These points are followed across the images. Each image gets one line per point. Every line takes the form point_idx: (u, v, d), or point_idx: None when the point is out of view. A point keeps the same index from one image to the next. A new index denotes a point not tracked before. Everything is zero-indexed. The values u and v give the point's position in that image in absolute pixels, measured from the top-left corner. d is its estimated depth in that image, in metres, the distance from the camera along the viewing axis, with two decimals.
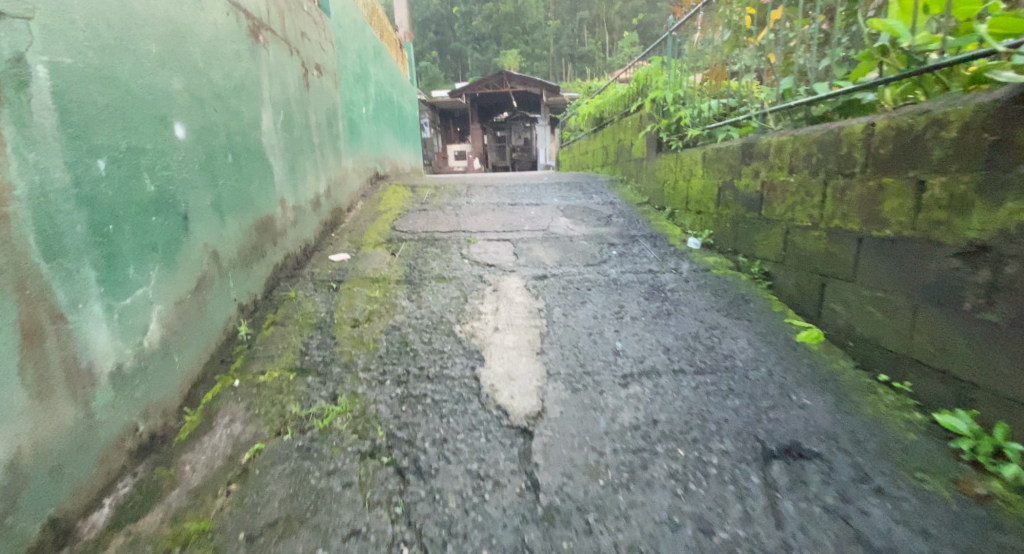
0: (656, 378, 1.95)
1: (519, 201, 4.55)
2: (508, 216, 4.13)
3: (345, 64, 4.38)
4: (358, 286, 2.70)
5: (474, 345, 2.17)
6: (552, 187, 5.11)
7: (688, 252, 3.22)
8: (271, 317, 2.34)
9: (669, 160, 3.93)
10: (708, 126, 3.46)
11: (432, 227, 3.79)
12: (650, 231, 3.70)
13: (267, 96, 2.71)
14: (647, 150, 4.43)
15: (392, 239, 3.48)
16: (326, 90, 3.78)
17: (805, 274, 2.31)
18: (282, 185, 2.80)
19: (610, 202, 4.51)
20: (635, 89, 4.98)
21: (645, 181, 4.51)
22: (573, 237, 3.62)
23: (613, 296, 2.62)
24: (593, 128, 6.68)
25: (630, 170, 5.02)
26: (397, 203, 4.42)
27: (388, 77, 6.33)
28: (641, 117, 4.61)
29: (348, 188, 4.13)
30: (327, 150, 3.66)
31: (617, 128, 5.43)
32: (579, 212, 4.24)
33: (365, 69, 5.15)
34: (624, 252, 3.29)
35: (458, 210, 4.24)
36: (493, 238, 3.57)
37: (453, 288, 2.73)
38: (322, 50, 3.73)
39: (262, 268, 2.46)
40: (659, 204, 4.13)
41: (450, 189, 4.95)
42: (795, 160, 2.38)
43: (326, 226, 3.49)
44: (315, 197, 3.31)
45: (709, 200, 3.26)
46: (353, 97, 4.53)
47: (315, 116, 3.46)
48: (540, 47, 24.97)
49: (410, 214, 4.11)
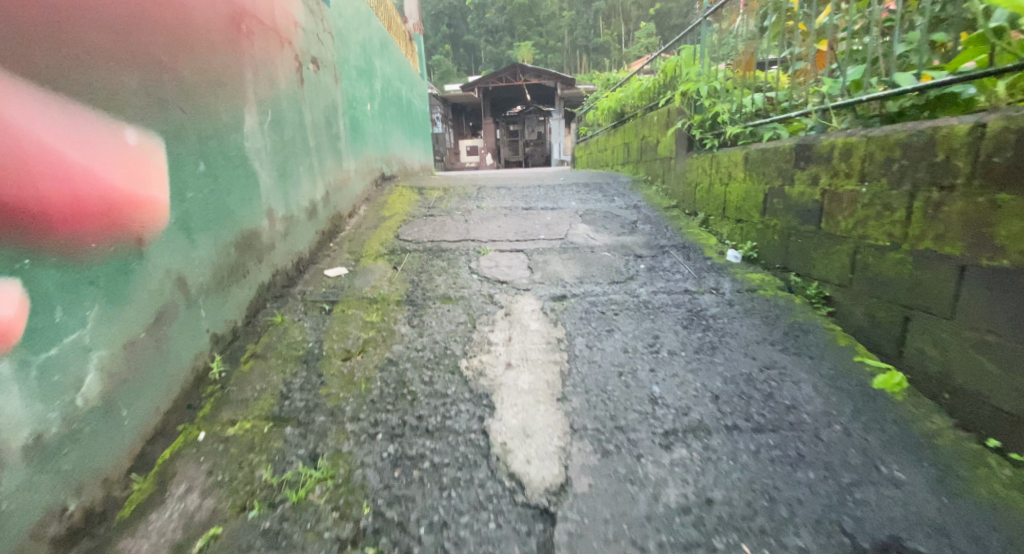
0: (705, 437, 1.59)
1: (534, 205, 4.19)
2: (523, 222, 3.79)
3: (347, 58, 4.06)
4: (354, 308, 2.37)
5: (483, 387, 1.82)
6: (570, 189, 4.75)
7: (727, 267, 2.84)
8: (251, 348, 2.01)
9: (703, 161, 3.53)
10: (750, 123, 3.06)
11: (439, 236, 3.47)
12: (682, 241, 3.31)
13: (252, 93, 2.40)
14: (676, 149, 4.04)
15: (395, 251, 3.18)
16: (325, 86, 3.47)
17: (881, 303, 1.94)
18: (271, 195, 2.49)
19: (634, 205, 4.14)
20: (661, 82, 4.57)
21: (673, 182, 4.12)
22: (594, 247, 3.26)
23: (646, 322, 2.25)
24: (613, 124, 6.28)
25: (655, 170, 4.62)
26: (403, 207, 4.10)
27: (395, 71, 6.00)
28: (669, 112, 4.21)
29: (349, 192, 3.82)
30: (325, 152, 3.34)
31: (641, 124, 5.04)
32: (601, 218, 3.87)
33: (370, 63, 4.82)
34: (653, 266, 2.92)
35: (468, 216, 3.90)
36: (506, 249, 3.24)
37: (459, 311, 2.39)
38: (319, 42, 3.42)
39: (243, 292, 2.15)
40: (691, 209, 3.74)
41: (460, 191, 4.62)
42: (869, 168, 1.99)
43: (323, 237, 3.18)
44: (311, 205, 3.00)
45: (752, 208, 2.88)
46: (356, 93, 4.21)
47: (312, 115, 3.15)
48: (555, 40, 24.46)
49: (416, 220, 3.78)
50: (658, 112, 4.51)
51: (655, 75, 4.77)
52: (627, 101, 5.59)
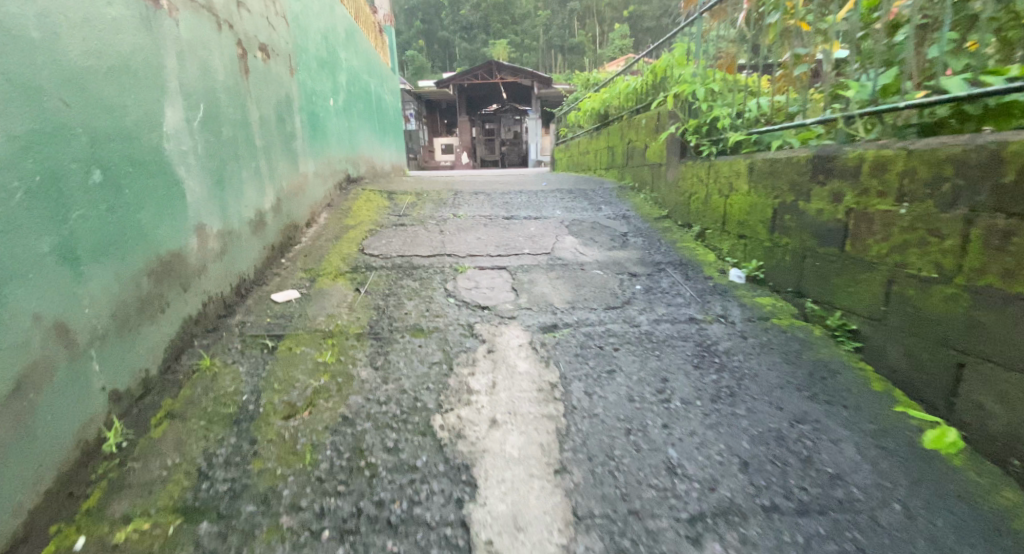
0: (740, 524, 1.29)
1: (515, 213, 3.86)
2: (504, 233, 3.44)
3: (306, 49, 3.65)
4: (303, 346, 2.02)
5: (461, 455, 1.47)
6: (553, 196, 4.42)
7: (732, 289, 2.55)
8: (167, 407, 1.68)
9: (699, 169, 3.24)
10: (754, 129, 2.78)
11: (410, 250, 3.08)
12: (679, 257, 3.01)
13: (173, 85, 2.03)
14: (667, 155, 3.75)
15: (359, 268, 2.80)
16: (278, 79, 3.07)
17: (924, 344, 1.66)
18: (200, 207, 2.13)
19: (622, 215, 3.84)
20: (648, 83, 4.29)
21: (664, 191, 3.83)
22: (584, 264, 2.94)
23: (651, 360, 1.93)
24: (596, 126, 6.00)
25: (643, 176, 4.33)
26: (370, 214, 3.71)
27: (364, 65, 5.58)
28: (659, 115, 3.92)
29: (307, 198, 3.42)
30: (276, 153, 2.95)
31: (627, 127, 4.75)
32: (588, 229, 3.54)
33: (333, 54, 4.41)
34: (650, 287, 2.62)
35: (443, 226, 3.53)
36: (486, 265, 2.89)
37: (432, 347, 2.03)
38: (271, 28, 3.01)
39: (157, 330, 1.79)
40: (685, 221, 3.46)
41: (434, 197, 4.23)
42: (909, 185, 1.72)
43: (272, 253, 2.78)
44: (257, 216, 2.63)
45: (757, 224, 2.60)
46: (316, 87, 3.80)
47: (259, 112, 2.76)
48: (531, 38, 24.18)
49: (385, 231, 3.38)
50: (646, 115, 4.22)
51: (643, 75, 4.48)
52: (612, 102, 5.29)
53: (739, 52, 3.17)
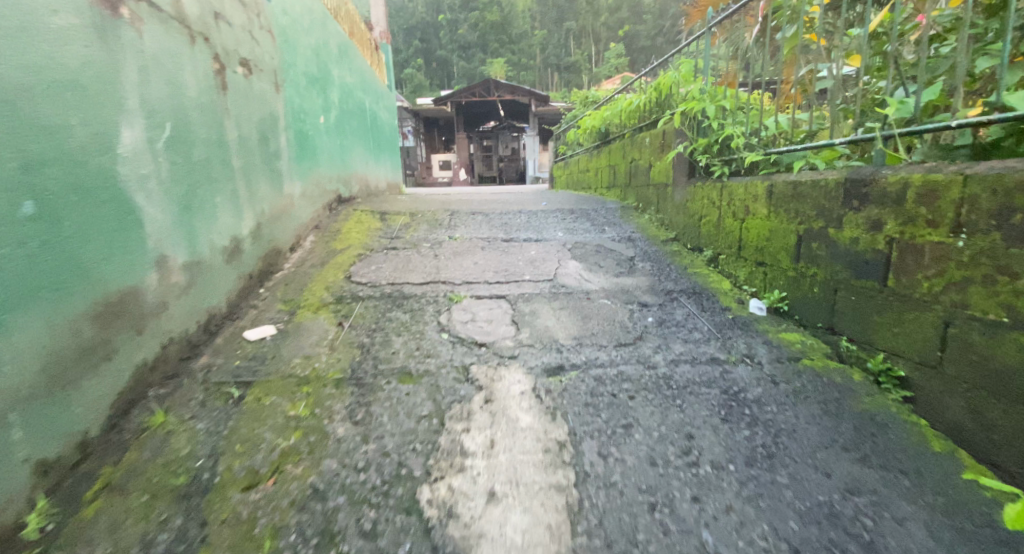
0: None
1: (514, 235, 3.63)
2: (502, 257, 3.21)
3: (295, 64, 3.46)
4: (273, 395, 1.78)
5: (452, 544, 1.26)
6: (553, 216, 4.21)
7: (755, 323, 2.32)
8: (109, 472, 1.46)
9: (710, 190, 3.03)
10: (771, 149, 2.56)
11: (401, 277, 2.85)
12: (692, 285, 2.78)
13: (136, 102, 1.80)
14: (674, 174, 3.55)
15: (343, 298, 2.56)
16: (262, 95, 2.85)
17: (995, 400, 1.43)
18: (163, 236, 1.90)
19: (627, 237, 3.63)
20: (652, 99, 4.09)
21: (671, 211, 3.62)
22: (590, 291, 2.70)
23: (672, 412, 1.69)
24: (596, 143, 5.81)
25: (648, 196, 4.13)
26: (360, 236, 3.47)
27: (357, 81, 5.40)
28: (665, 133, 3.72)
29: (292, 220, 3.18)
30: (258, 174, 2.72)
31: (630, 145, 4.56)
32: (592, 253, 3.32)
33: (324, 69, 4.21)
34: (663, 318, 2.39)
35: (437, 250, 3.30)
36: (484, 293, 2.65)
37: (422, 395, 1.78)
38: (255, 41, 2.80)
39: (97, 382, 1.54)
40: (694, 245, 3.24)
41: (428, 217, 4.01)
42: (967, 215, 1.51)
43: (249, 282, 2.53)
44: (232, 243, 2.39)
45: (778, 250, 2.38)
46: (304, 104, 3.59)
47: (239, 130, 2.54)
48: (527, 57, 24.34)
49: (374, 256, 3.15)
50: (651, 133, 4.04)
51: (646, 92, 4.30)
52: (613, 120, 5.12)
53: (753, 67, 2.98)
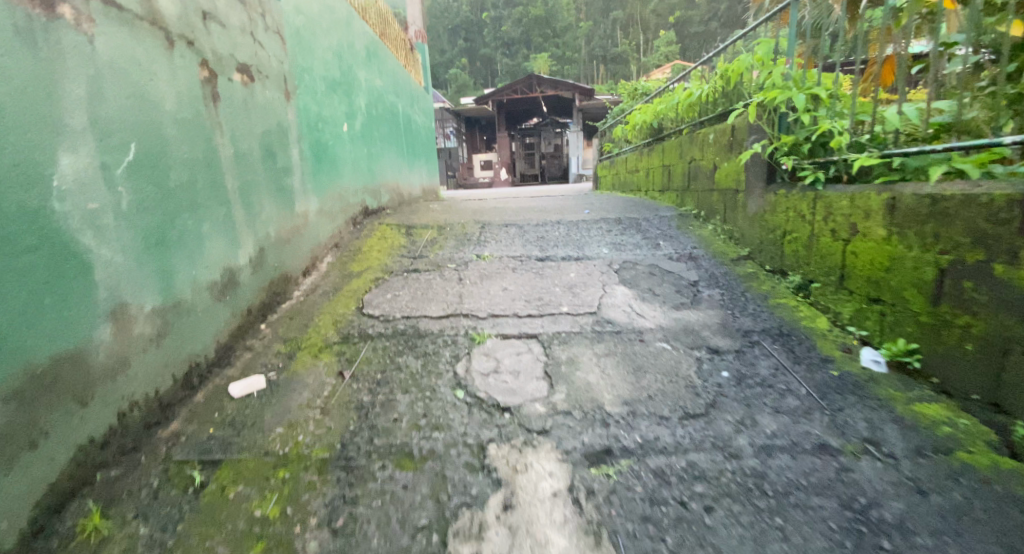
0: None
1: (551, 253, 3.16)
2: (536, 282, 2.76)
3: (312, 68, 3.15)
4: (241, 484, 1.40)
5: None
6: (598, 227, 3.69)
7: (872, 386, 1.74)
8: None
9: (799, 202, 2.43)
10: (886, 151, 1.96)
11: (419, 308, 2.45)
12: (777, 324, 2.21)
13: (84, 118, 1.43)
14: (745, 179, 2.96)
15: (349, 337, 2.18)
16: (267, 104, 2.51)
17: None
18: (123, 280, 1.51)
19: (688, 253, 3.07)
20: (717, 89, 3.48)
21: (743, 223, 3.03)
22: (643, 330, 2.19)
23: (771, 542, 1.19)
24: (646, 141, 5.23)
25: (710, 203, 3.54)
26: (379, 258, 3.12)
27: (388, 83, 5.06)
28: (734, 129, 3.12)
29: (304, 241, 2.86)
30: (261, 194, 2.37)
31: (687, 142, 3.96)
32: (645, 275, 2.79)
33: (348, 71, 3.87)
34: (741, 376, 1.87)
35: (462, 272, 2.88)
36: (512, 332, 2.21)
37: (423, 492, 1.36)
38: (259, 45, 2.47)
39: (14, 482, 1.18)
40: (777, 267, 2.65)
41: (456, 234, 3.62)
42: None
43: (248, 318, 2.19)
44: (225, 277, 2.04)
45: (905, 288, 1.79)
46: (321, 111, 3.24)
47: (235, 145, 2.18)
48: (573, 50, 23.66)
49: (392, 281, 2.77)
50: (714, 129, 3.43)
51: (708, 81, 3.68)
52: (667, 115, 4.52)
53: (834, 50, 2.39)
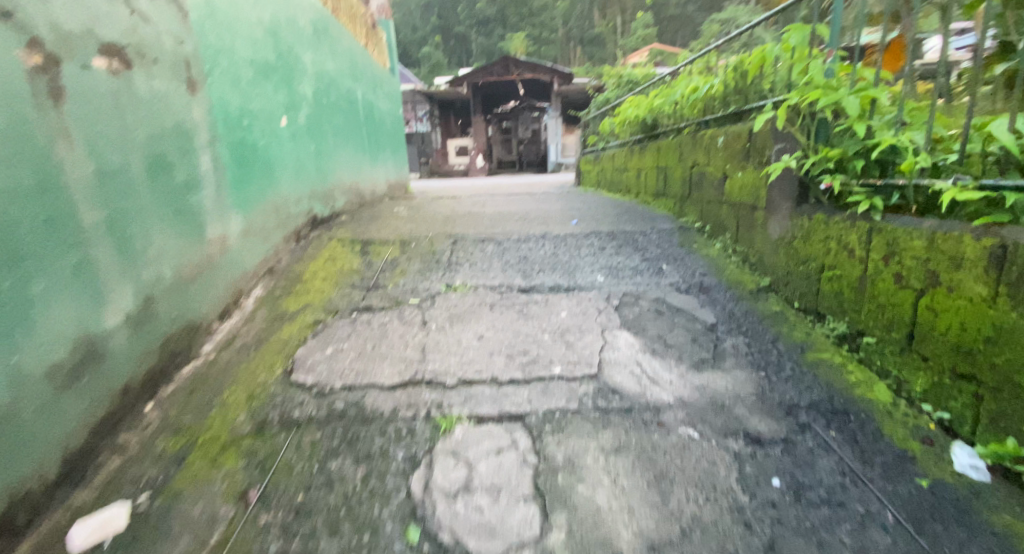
0: None
1: (536, 282, 2.65)
2: (519, 324, 2.23)
3: (235, 49, 2.52)
4: None
5: None
6: (589, 246, 3.18)
7: (982, 510, 1.28)
8: None
9: (847, 232, 1.94)
10: (980, 180, 1.49)
11: (369, 373, 1.89)
12: (828, 395, 1.73)
13: None
14: (769, 195, 2.47)
15: (265, 426, 1.64)
16: (156, 99, 1.89)
17: None
18: None
19: (696, 283, 2.59)
20: (732, 85, 3.00)
21: (765, 248, 2.56)
22: (659, 407, 1.69)
23: None
24: (639, 136, 4.72)
25: (719, 217, 3.08)
26: (325, 290, 2.55)
27: (343, 65, 4.40)
28: (753, 133, 2.64)
29: (221, 275, 2.26)
30: (145, 222, 1.78)
31: (690, 144, 3.48)
32: (651, 315, 2.29)
33: (288, 52, 3.22)
34: (799, 487, 1.38)
35: (427, 312, 2.31)
36: (489, 411, 1.68)
37: None
38: (142, 20, 1.86)
39: None
40: (810, 308, 2.19)
41: (422, 252, 3.06)
42: None
43: (121, 400, 1.62)
44: (79, 350, 1.48)
45: (1017, 370, 1.33)
46: (247, 104, 2.62)
47: (95, 161, 1.59)
48: (550, 30, 22.91)
49: (337, 327, 2.19)
50: (728, 131, 2.93)
51: (718, 74, 3.19)
52: (665, 110, 4.00)
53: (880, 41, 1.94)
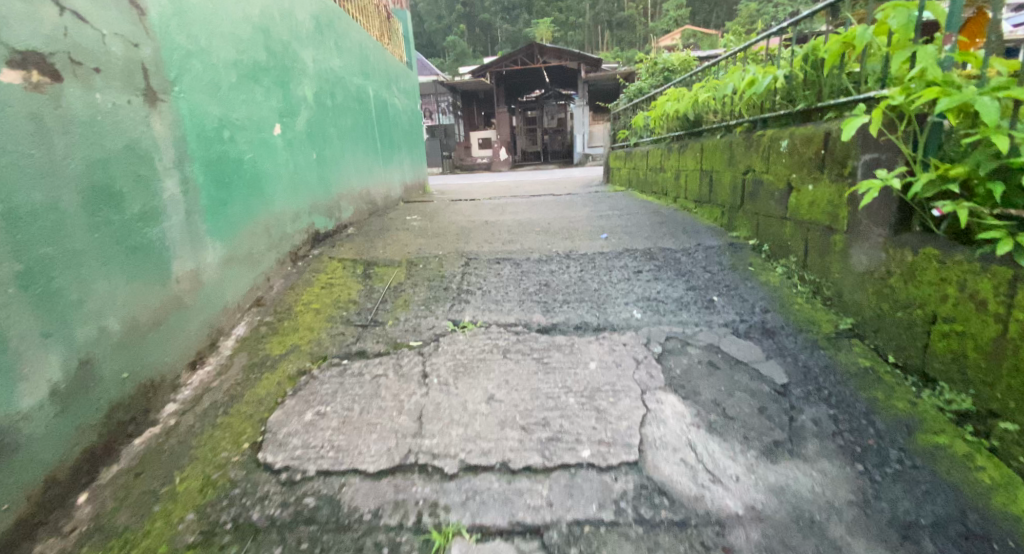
0: None
1: (560, 318, 2.24)
2: (539, 379, 1.83)
3: (211, 50, 2.17)
4: None
5: None
6: (622, 268, 2.75)
7: None
8: None
9: (978, 278, 1.49)
10: None
11: (351, 451, 1.52)
12: (956, 510, 1.30)
13: None
14: (853, 217, 2.03)
15: (213, 534, 1.29)
16: (99, 116, 1.55)
17: None
18: None
19: (757, 324, 2.14)
20: (799, 79, 2.51)
21: (846, 281, 2.10)
22: (724, 520, 1.27)
23: None
24: (677, 133, 4.23)
25: (782, 236, 2.60)
26: (316, 326, 2.21)
27: (351, 61, 4.04)
28: (832, 140, 2.16)
29: (195, 316, 1.93)
30: (83, 267, 1.45)
31: (743, 147, 2.99)
32: (703, 370, 1.86)
33: (283, 49, 2.87)
34: None
35: (429, 360, 1.93)
36: (496, 519, 1.30)
37: None
38: (79, 20, 1.50)
39: None
40: (913, 365, 1.74)
41: (429, 276, 2.69)
42: None
43: (43, 498, 1.29)
44: None
45: None
46: (230, 112, 2.27)
47: (4, 201, 1.25)
48: (577, 16, 22.20)
49: (321, 381, 1.83)
50: (794, 133, 2.45)
51: (780, 65, 2.69)
52: (711, 105, 3.50)
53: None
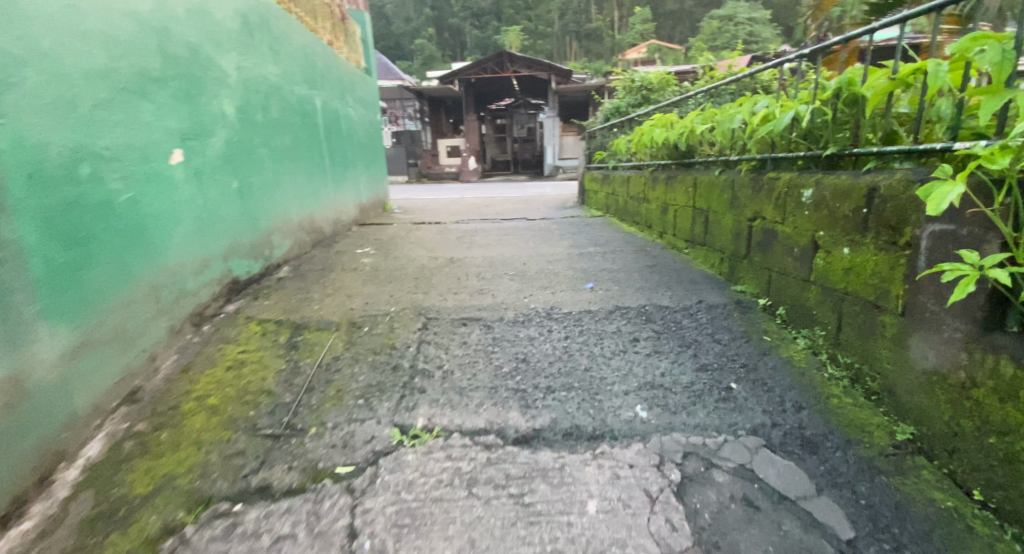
0: None
1: (542, 418, 1.71)
2: (516, 536, 1.30)
3: (63, 55, 1.55)
4: None
5: None
6: (614, 335, 2.26)
7: None
8: None
9: None
10: None
11: None
12: None
13: None
14: (916, 300, 1.59)
15: None
16: None
17: None
18: None
19: (793, 435, 1.68)
20: (829, 116, 2.08)
21: (902, 375, 1.65)
22: None
23: None
24: (665, 160, 3.79)
25: (804, 302, 2.17)
26: (210, 438, 1.61)
27: (291, 68, 3.41)
28: (883, 197, 1.72)
29: (10, 448, 1.31)
30: None
31: (752, 187, 2.56)
32: (738, 515, 1.38)
33: (190, 53, 2.25)
34: None
35: (360, 505, 1.37)
36: None
37: None
38: None
39: None
40: (1013, 512, 1.29)
41: (375, 347, 2.12)
42: None
43: None
44: None
45: None
46: (92, 140, 1.65)
47: None
48: (546, 24, 21.95)
49: (196, 550, 1.25)
50: (825, 182, 2.01)
51: (801, 97, 2.26)
52: (708, 136, 3.06)
53: None
